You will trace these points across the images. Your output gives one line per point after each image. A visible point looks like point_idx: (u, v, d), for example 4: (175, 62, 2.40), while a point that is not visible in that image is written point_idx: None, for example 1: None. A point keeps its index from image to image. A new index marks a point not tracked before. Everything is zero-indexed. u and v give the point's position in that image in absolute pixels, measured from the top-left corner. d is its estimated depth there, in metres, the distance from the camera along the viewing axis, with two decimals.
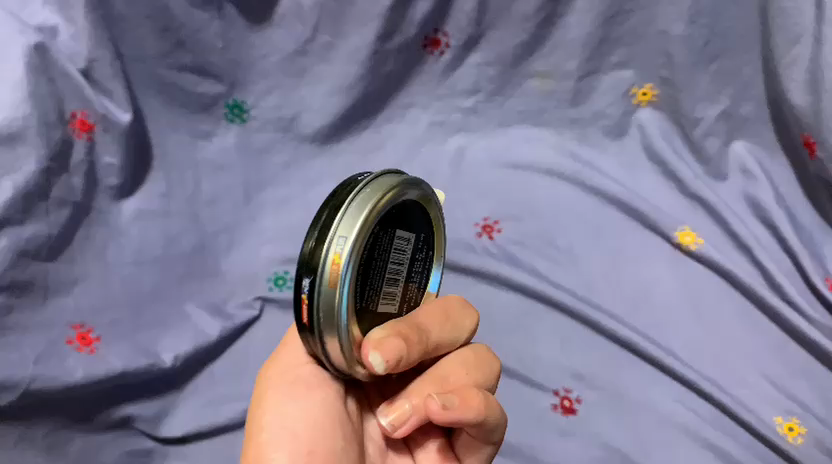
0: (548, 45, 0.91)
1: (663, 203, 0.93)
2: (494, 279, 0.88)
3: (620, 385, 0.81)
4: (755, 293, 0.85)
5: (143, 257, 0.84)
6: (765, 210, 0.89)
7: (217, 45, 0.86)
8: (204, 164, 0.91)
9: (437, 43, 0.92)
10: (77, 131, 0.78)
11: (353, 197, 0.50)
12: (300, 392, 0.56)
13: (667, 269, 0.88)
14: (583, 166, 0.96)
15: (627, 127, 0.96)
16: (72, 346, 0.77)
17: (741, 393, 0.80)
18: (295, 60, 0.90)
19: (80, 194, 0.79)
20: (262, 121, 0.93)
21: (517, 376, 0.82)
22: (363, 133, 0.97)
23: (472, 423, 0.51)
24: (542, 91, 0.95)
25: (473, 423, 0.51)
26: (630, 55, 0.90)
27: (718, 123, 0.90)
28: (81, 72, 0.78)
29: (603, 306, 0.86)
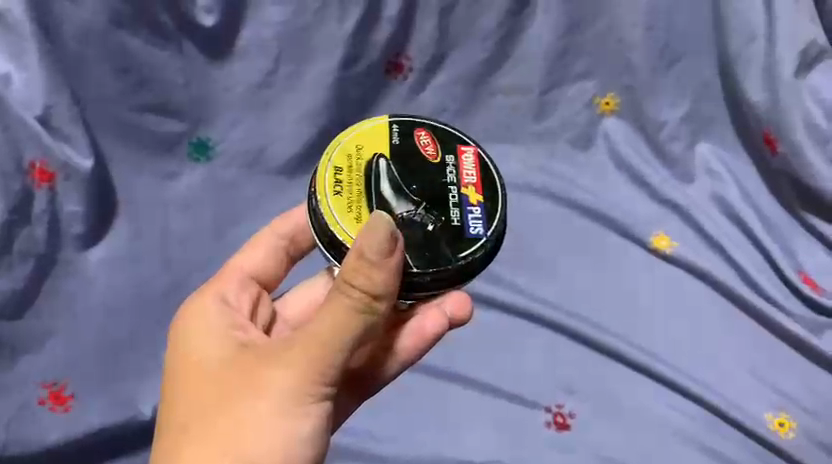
0: (510, 60, 0.91)
1: (636, 209, 0.92)
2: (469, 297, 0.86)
3: (611, 394, 0.80)
4: (730, 292, 0.86)
5: (115, 304, 0.80)
6: (733, 207, 0.90)
7: (179, 81, 0.83)
8: (171, 203, 0.86)
9: (400, 67, 0.90)
10: (37, 181, 0.76)
11: (450, 152, 0.59)
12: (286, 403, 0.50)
13: (646, 272, 0.88)
14: (554, 179, 0.94)
15: (593, 136, 0.96)
16: (45, 407, 0.73)
17: (728, 391, 0.80)
18: (260, 92, 0.87)
19: (41, 245, 0.76)
20: (229, 155, 0.89)
21: (509, 396, 0.80)
22: None
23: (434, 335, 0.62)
24: (510, 106, 0.94)
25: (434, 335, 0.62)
26: (591, 66, 0.92)
27: (682, 125, 0.92)
28: (39, 119, 0.76)
29: (587, 317, 0.85)
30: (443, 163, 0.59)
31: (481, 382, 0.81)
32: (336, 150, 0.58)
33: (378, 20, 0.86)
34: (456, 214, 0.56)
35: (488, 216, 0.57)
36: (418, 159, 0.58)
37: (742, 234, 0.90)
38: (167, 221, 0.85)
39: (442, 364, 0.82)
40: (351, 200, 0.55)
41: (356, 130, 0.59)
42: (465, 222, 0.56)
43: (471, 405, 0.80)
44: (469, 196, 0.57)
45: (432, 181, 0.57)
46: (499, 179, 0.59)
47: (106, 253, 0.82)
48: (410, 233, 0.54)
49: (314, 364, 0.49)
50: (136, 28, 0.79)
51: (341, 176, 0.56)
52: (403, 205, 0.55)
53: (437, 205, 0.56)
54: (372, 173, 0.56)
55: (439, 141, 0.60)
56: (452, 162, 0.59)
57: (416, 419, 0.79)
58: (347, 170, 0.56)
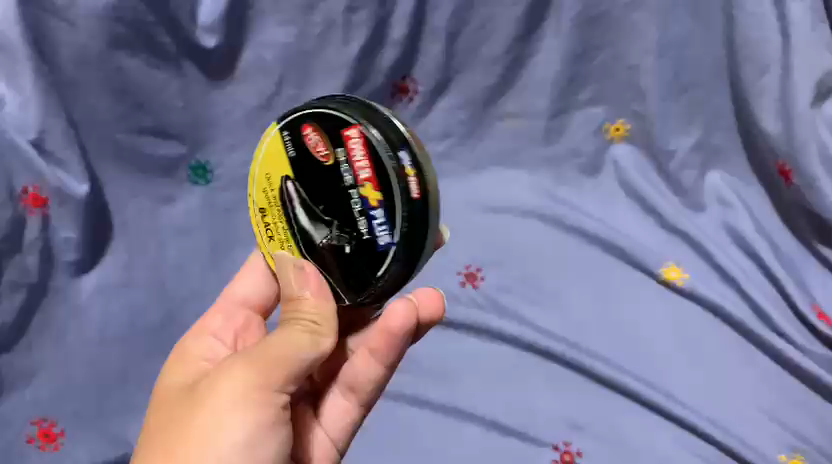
0: (517, 85, 0.89)
1: (643, 237, 0.90)
2: (473, 329, 0.84)
3: (619, 432, 0.77)
4: (742, 327, 0.83)
5: (108, 335, 0.77)
6: (748, 241, 0.87)
7: (177, 103, 0.81)
8: (168, 229, 0.83)
9: (405, 90, 0.88)
10: (30, 207, 0.73)
11: (338, 141, 0.53)
12: (239, 404, 0.48)
13: (654, 305, 0.85)
14: (563, 207, 0.92)
15: (601, 164, 0.94)
16: (34, 445, 0.71)
17: (740, 429, 0.77)
18: (262, 115, 0.84)
19: (34, 275, 0.74)
20: (228, 179, 0.86)
21: (516, 434, 0.77)
22: None
23: (408, 328, 0.58)
24: (514, 131, 0.92)
25: (409, 327, 0.58)
26: (600, 92, 0.89)
27: (692, 154, 0.90)
28: (33, 144, 0.73)
29: (594, 350, 0.83)
30: (335, 160, 0.53)
31: (485, 417, 0.78)
32: (255, 186, 0.59)
33: (383, 44, 0.84)
34: (362, 224, 0.52)
35: (389, 217, 0.51)
36: (315, 168, 0.54)
37: (755, 266, 0.87)
38: (163, 248, 0.83)
39: (446, 399, 0.80)
40: (283, 239, 0.58)
41: (260, 156, 0.58)
42: (373, 232, 0.52)
43: (475, 441, 0.77)
44: (368, 197, 0.52)
45: (334, 190, 0.54)
46: (391, 155, 0.50)
47: (100, 280, 0.79)
48: (332, 258, 0.55)
49: (270, 369, 0.49)
50: (134, 49, 0.76)
51: (268, 216, 0.59)
52: (320, 232, 0.54)
53: (345, 221, 0.54)
54: (285, 202, 0.56)
55: (326, 133, 0.54)
56: (343, 155, 0.53)
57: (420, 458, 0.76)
58: (269, 208, 0.58)
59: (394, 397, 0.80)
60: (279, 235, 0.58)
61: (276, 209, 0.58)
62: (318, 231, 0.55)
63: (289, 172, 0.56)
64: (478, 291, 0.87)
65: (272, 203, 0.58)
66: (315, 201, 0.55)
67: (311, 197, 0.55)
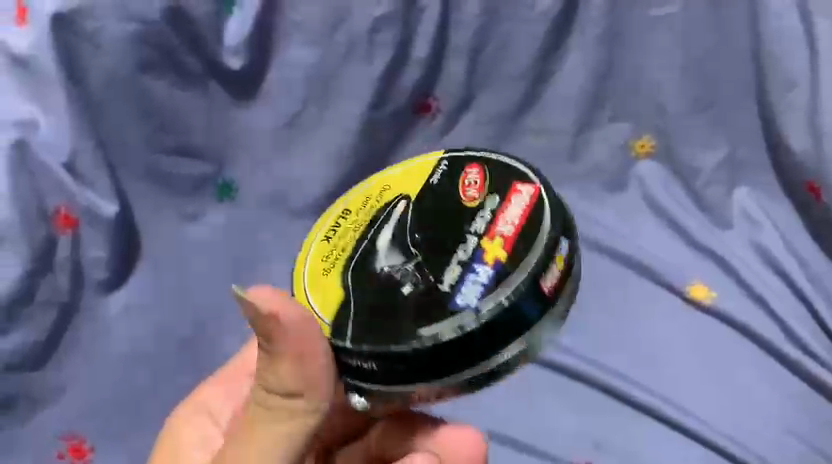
0: (539, 102, 0.89)
1: (667, 253, 0.89)
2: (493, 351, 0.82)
3: (639, 448, 0.77)
4: (768, 344, 0.82)
5: (135, 353, 0.79)
6: (778, 261, 0.85)
7: (203, 124, 0.82)
8: (193, 247, 0.85)
9: (427, 107, 0.88)
10: (61, 227, 0.75)
11: (486, 200, 0.51)
12: None
13: (678, 322, 0.84)
14: (586, 223, 0.90)
15: (625, 179, 0.92)
16: (64, 460, 0.74)
17: (765, 451, 0.76)
18: (286, 133, 0.85)
19: (65, 294, 0.76)
20: (252, 197, 0.87)
21: (536, 452, 0.78)
22: None
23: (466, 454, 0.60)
24: (539, 148, 0.91)
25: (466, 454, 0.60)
26: (624, 108, 0.89)
27: (718, 171, 0.89)
28: (64, 165, 0.75)
29: (616, 368, 0.82)
30: (478, 207, 0.51)
31: (506, 436, 0.79)
32: (360, 191, 0.56)
33: (406, 62, 0.84)
34: (453, 274, 0.48)
35: (488, 284, 0.46)
36: (447, 201, 0.52)
37: (785, 286, 0.85)
38: (188, 266, 0.84)
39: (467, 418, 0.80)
40: (335, 246, 0.53)
41: (397, 170, 0.57)
42: (458, 286, 0.47)
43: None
44: (486, 253, 0.48)
45: (450, 228, 0.50)
46: (547, 233, 0.48)
47: (128, 297, 0.80)
48: (381, 291, 0.49)
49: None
50: (161, 72, 0.78)
51: (347, 218, 0.55)
52: (390, 259, 0.50)
53: (428, 269, 0.48)
54: (379, 217, 0.53)
55: (490, 181, 0.52)
56: (493, 204, 0.51)
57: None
58: (354, 212, 0.55)
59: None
60: (336, 242, 0.53)
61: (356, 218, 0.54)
62: (390, 260, 0.50)
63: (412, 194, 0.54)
64: None
65: (358, 212, 0.55)
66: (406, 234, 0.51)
67: (408, 226, 0.52)
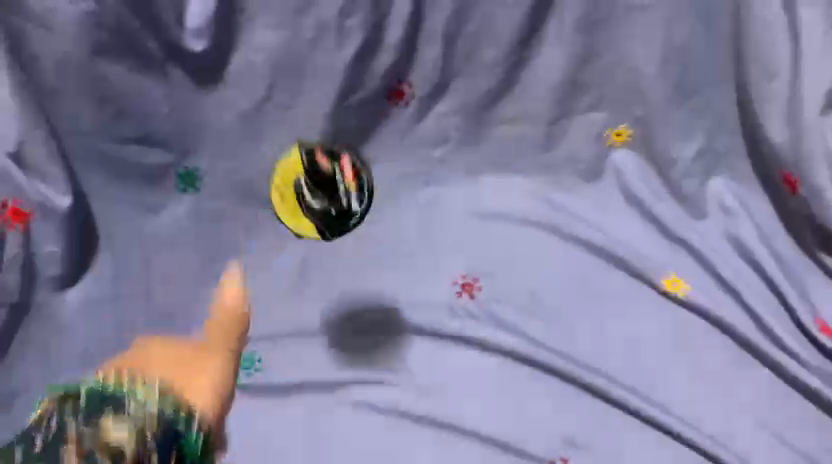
0: (517, 89, 0.86)
1: (644, 246, 0.87)
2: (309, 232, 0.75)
3: (616, 447, 0.75)
4: (744, 339, 0.81)
5: (90, 355, 0.74)
6: (750, 250, 0.85)
7: (162, 109, 0.77)
8: (153, 241, 0.80)
9: (400, 94, 0.85)
10: (9, 222, 0.71)
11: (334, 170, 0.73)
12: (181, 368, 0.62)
13: (655, 318, 0.83)
14: (561, 215, 0.89)
15: (601, 171, 0.90)
16: None
17: (748, 452, 0.75)
18: (252, 120, 0.81)
19: (14, 294, 0.71)
20: (217, 189, 0.83)
21: (510, 449, 0.75)
22: None
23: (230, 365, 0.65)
24: (515, 136, 0.89)
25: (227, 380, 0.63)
26: (601, 97, 0.87)
27: (694, 163, 0.88)
28: (11, 155, 0.70)
29: (592, 365, 0.80)
30: (333, 171, 0.73)
31: (476, 432, 0.76)
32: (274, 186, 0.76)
33: (379, 47, 0.80)
34: (344, 196, 0.74)
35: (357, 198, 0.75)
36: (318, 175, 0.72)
37: (757, 277, 0.84)
38: (149, 259, 0.79)
39: (438, 414, 0.76)
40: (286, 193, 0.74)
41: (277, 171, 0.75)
42: (350, 203, 0.74)
43: (391, 436, 0.75)
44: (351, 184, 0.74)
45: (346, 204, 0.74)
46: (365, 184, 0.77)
47: (84, 292, 0.76)
48: (325, 210, 0.73)
49: (213, 369, 0.63)
50: (116, 56, 0.73)
51: (290, 218, 0.75)
52: (317, 198, 0.72)
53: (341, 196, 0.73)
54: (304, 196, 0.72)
55: (332, 156, 0.75)
56: (338, 169, 0.74)
57: (277, 462, 0.73)
58: (283, 189, 0.74)
59: (356, 406, 0.76)
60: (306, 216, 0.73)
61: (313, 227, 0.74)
62: (315, 202, 0.72)
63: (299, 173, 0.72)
64: (475, 301, 0.84)
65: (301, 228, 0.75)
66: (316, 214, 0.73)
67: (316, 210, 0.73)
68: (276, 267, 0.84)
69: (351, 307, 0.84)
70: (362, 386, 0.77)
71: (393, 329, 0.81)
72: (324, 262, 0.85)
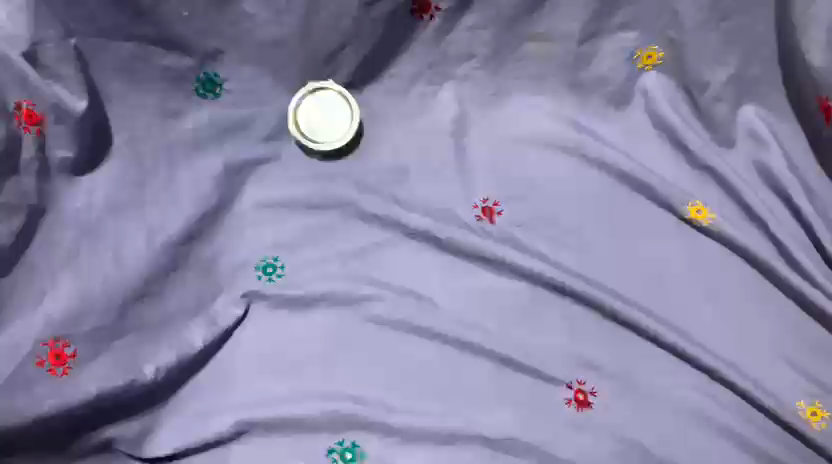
0: (548, 6, 0.82)
1: (667, 171, 0.86)
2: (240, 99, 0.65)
3: (634, 371, 0.76)
4: (766, 268, 0.80)
5: (121, 254, 0.75)
6: (778, 179, 0.82)
7: (182, 12, 0.75)
8: (180, 145, 0.81)
9: (426, 7, 0.83)
10: (24, 125, 0.68)
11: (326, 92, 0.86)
12: None
13: (677, 245, 0.82)
14: (586, 137, 0.87)
15: (630, 93, 0.87)
16: (43, 368, 0.68)
17: (765, 378, 0.76)
18: (271, 27, 0.80)
19: (31, 198, 0.69)
20: (239, 93, 0.84)
21: (528, 371, 0.76)
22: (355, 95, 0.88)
23: None
24: (542, 55, 0.86)
25: None
26: (634, 16, 0.82)
27: (726, 87, 0.83)
28: (24, 56, 0.66)
29: (611, 289, 0.80)
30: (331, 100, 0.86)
31: (494, 352, 0.77)
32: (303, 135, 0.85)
33: None
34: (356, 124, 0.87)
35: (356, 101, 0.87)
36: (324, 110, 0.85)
37: (784, 207, 0.82)
38: (173, 170, 0.80)
39: (456, 332, 0.78)
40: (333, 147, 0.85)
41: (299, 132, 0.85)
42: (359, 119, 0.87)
43: (408, 351, 0.77)
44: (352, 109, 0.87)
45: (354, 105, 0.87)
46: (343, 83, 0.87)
47: (109, 195, 0.75)
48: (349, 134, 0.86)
49: None
50: None
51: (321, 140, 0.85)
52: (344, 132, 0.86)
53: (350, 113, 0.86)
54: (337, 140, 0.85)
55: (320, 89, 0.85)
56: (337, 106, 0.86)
57: (296, 372, 0.76)
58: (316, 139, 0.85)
59: (375, 323, 0.78)
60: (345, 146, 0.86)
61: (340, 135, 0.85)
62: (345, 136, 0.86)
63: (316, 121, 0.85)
64: (494, 225, 0.83)
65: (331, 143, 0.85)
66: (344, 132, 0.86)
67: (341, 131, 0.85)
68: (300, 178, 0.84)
69: (365, 223, 0.83)
70: (380, 302, 0.79)
71: (412, 248, 0.82)
72: (345, 176, 0.85)
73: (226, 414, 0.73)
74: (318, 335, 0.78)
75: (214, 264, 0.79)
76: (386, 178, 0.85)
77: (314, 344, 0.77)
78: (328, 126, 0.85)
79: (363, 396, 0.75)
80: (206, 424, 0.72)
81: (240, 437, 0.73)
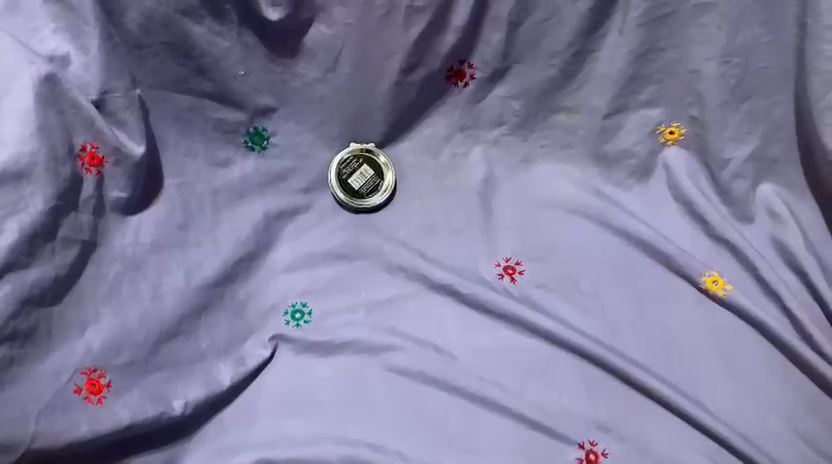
0: (576, 80, 0.88)
1: (685, 243, 0.89)
2: None
3: (647, 437, 0.78)
4: (783, 343, 0.81)
5: (162, 290, 0.78)
6: (794, 256, 0.84)
7: (238, 72, 0.82)
8: (224, 192, 0.86)
9: (461, 74, 0.89)
10: (86, 166, 0.72)
11: (359, 153, 0.91)
12: None
13: (693, 315, 0.85)
14: (609, 205, 0.91)
15: (653, 166, 0.91)
16: (80, 396, 0.70)
17: (778, 453, 0.76)
18: (317, 88, 0.87)
19: (85, 232, 0.72)
20: (282, 148, 0.90)
21: (543, 429, 0.78)
22: (388, 154, 0.93)
23: None
24: (570, 126, 0.91)
25: None
26: (659, 94, 0.86)
27: (746, 165, 0.85)
28: (93, 102, 0.73)
29: (627, 354, 0.82)
30: (363, 160, 0.91)
31: (511, 409, 0.79)
32: (337, 193, 0.90)
33: (444, 29, 0.84)
34: (386, 181, 0.92)
35: (387, 161, 0.92)
36: (358, 169, 0.91)
37: (801, 283, 0.84)
38: (216, 215, 0.85)
39: (475, 387, 0.80)
40: (364, 204, 0.90)
41: (334, 190, 0.90)
42: (388, 177, 0.92)
43: (427, 402, 0.80)
44: (382, 168, 0.92)
45: (384, 165, 0.92)
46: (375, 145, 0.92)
47: (156, 235, 0.79)
48: (379, 191, 0.91)
49: None
50: (201, 16, 0.77)
51: (354, 197, 0.90)
52: (374, 189, 0.91)
53: (380, 171, 0.91)
54: (368, 196, 0.91)
55: (354, 151, 0.91)
56: (368, 166, 0.91)
57: (315, 415, 0.79)
58: (350, 195, 0.90)
59: (397, 372, 0.81)
60: (376, 202, 0.91)
61: (370, 193, 0.91)
62: (375, 194, 0.91)
63: (350, 180, 0.90)
64: (516, 285, 0.87)
65: (363, 200, 0.90)
66: (373, 190, 0.91)
67: (371, 189, 0.91)
68: (332, 231, 0.90)
69: (392, 276, 0.87)
70: (402, 352, 0.82)
71: (436, 302, 0.86)
72: (376, 230, 0.90)
73: (248, 451, 0.76)
74: (341, 379, 0.81)
75: (249, 304, 0.84)
76: (415, 233, 0.90)
77: (337, 389, 0.80)
78: (361, 184, 0.91)
79: (380, 444, 0.77)
80: (228, 459, 0.75)
81: None
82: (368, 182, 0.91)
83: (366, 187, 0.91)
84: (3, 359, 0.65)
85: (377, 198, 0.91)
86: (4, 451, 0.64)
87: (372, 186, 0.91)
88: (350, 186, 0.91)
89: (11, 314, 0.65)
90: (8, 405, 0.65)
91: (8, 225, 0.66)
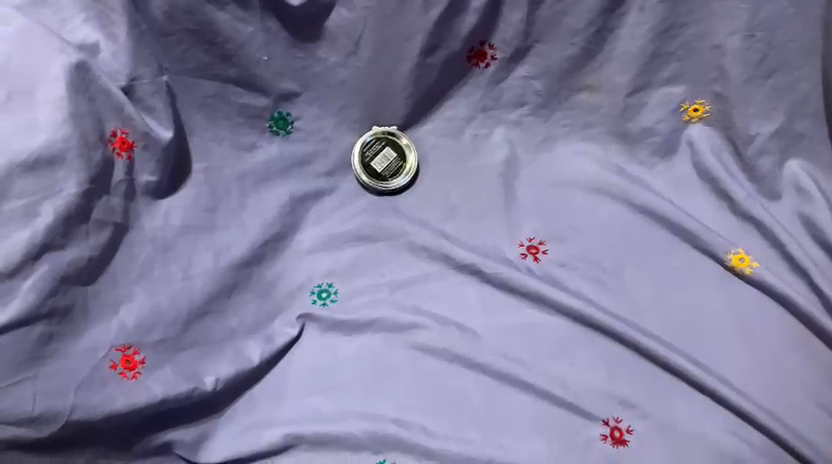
0: (598, 59, 0.88)
1: (709, 220, 0.88)
2: None
3: (671, 413, 0.78)
4: (810, 319, 0.80)
5: (193, 271, 0.80)
6: (822, 233, 0.83)
7: (261, 57, 0.84)
8: (250, 176, 0.88)
9: (482, 55, 0.89)
10: (117, 151, 0.74)
11: (382, 136, 0.93)
12: None
13: (717, 292, 0.84)
14: (632, 183, 0.91)
15: (676, 144, 0.90)
16: (116, 371, 0.72)
17: (804, 428, 0.76)
18: (338, 72, 0.88)
19: (117, 214, 0.74)
20: (306, 132, 0.91)
21: (565, 406, 0.79)
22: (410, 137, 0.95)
23: None
24: (591, 105, 0.91)
25: None
26: (681, 70, 0.86)
27: (772, 140, 0.84)
28: (123, 89, 0.74)
29: (650, 331, 0.82)
30: (386, 143, 0.93)
31: (533, 386, 0.80)
32: (361, 175, 0.92)
33: (464, 11, 0.84)
34: (408, 163, 0.93)
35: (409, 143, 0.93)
36: (380, 152, 0.92)
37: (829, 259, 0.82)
38: (243, 198, 0.87)
39: (498, 365, 0.81)
40: (387, 186, 0.92)
41: (357, 172, 0.92)
42: (411, 159, 0.93)
43: (450, 379, 0.81)
44: (404, 150, 0.93)
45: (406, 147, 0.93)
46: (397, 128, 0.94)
47: (184, 218, 0.81)
48: (401, 173, 0.92)
49: None
50: (224, 2, 0.79)
51: (377, 179, 0.92)
52: (396, 171, 0.92)
53: (402, 153, 0.93)
54: (391, 178, 0.92)
55: (377, 134, 0.93)
56: (390, 148, 0.92)
57: (341, 392, 0.81)
58: (373, 178, 0.92)
59: (421, 350, 0.83)
60: (398, 184, 0.92)
61: (393, 176, 0.92)
62: (397, 176, 0.92)
63: (373, 162, 0.92)
64: (539, 264, 0.87)
65: (385, 183, 0.92)
66: (396, 172, 0.92)
67: (394, 171, 0.92)
68: (356, 213, 0.91)
69: (415, 256, 0.89)
70: (425, 331, 0.83)
71: (458, 282, 0.87)
72: (399, 212, 0.91)
73: (277, 427, 0.78)
74: (366, 357, 0.83)
75: (275, 285, 0.86)
76: (438, 214, 0.91)
77: (362, 367, 0.82)
78: (384, 166, 0.92)
79: (406, 419, 0.78)
80: (257, 435, 0.77)
81: (288, 451, 0.77)
82: (391, 165, 0.92)
83: (388, 170, 0.92)
84: (42, 335, 0.67)
85: (400, 180, 0.92)
86: (46, 420, 0.66)
87: (394, 168, 0.92)
88: (373, 169, 0.92)
89: (49, 291, 0.67)
90: (47, 380, 0.67)
91: (45, 208, 0.67)
